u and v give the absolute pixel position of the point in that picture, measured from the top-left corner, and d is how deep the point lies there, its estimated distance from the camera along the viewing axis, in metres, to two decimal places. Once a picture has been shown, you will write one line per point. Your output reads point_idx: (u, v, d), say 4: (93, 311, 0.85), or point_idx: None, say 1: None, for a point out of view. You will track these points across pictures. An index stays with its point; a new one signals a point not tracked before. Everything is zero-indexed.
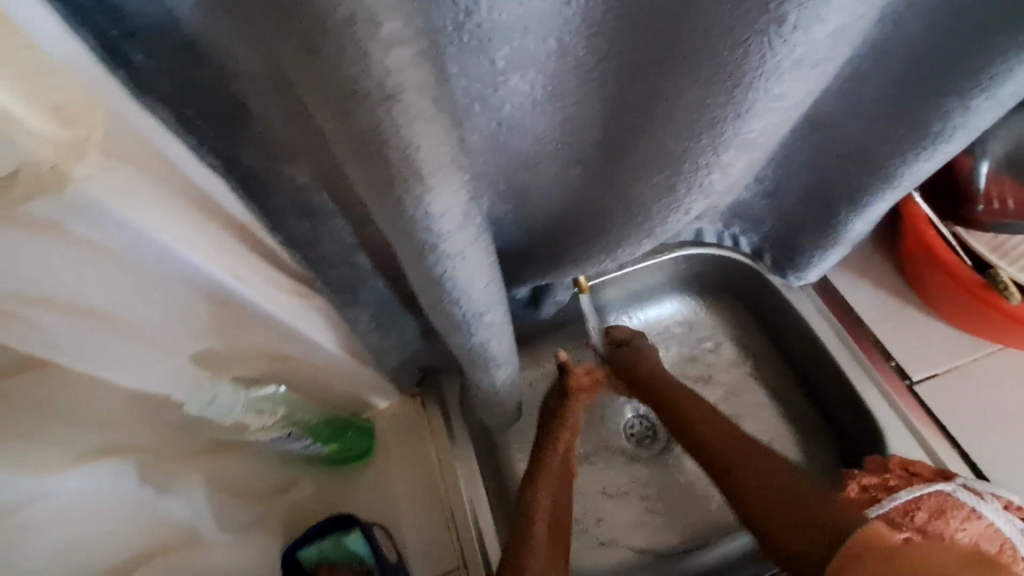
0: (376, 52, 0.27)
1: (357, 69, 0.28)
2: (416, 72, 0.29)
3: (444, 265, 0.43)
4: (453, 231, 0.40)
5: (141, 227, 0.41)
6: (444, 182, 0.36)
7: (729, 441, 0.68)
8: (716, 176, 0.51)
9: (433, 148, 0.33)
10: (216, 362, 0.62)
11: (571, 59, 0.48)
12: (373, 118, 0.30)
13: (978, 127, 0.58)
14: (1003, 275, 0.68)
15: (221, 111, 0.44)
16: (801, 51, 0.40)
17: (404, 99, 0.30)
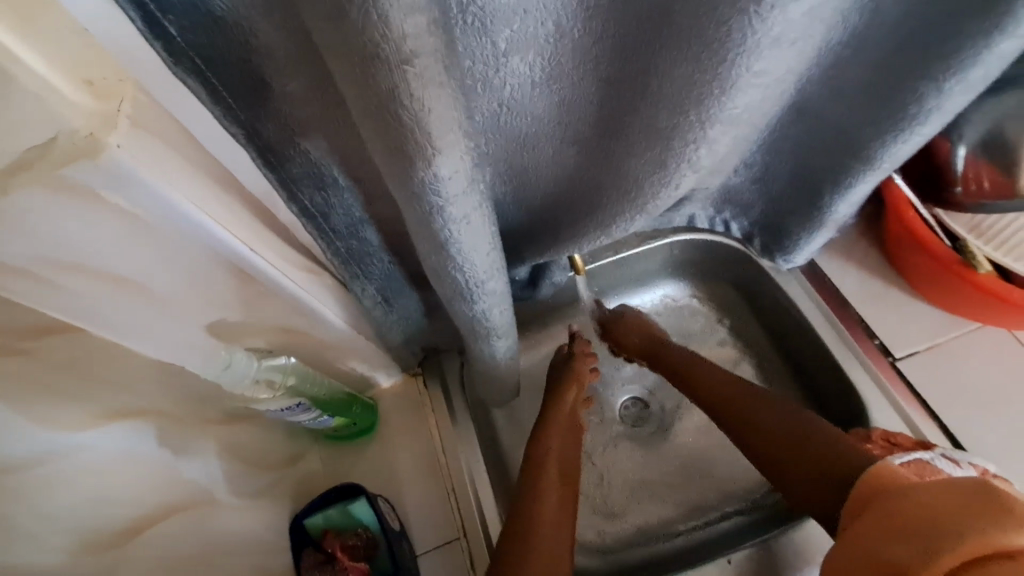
0: (394, 18, 0.30)
1: (377, 35, 0.31)
2: (429, 38, 0.32)
3: (449, 228, 0.46)
4: (459, 195, 0.43)
5: (170, 197, 0.45)
6: (450, 148, 0.39)
7: (728, 391, 0.73)
8: (704, 151, 0.54)
9: (444, 114, 0.36)
10: (225, 334, 0.64)
11: (569, 40, 0.51)
12: (389, 83, 0.33)
13: (952, 110, 0.61)
14: (977, 252, 0.73)
15: (243, 86, 0.47)
16: (778, 30, 0.43)
17: (418, 63, 0.33)
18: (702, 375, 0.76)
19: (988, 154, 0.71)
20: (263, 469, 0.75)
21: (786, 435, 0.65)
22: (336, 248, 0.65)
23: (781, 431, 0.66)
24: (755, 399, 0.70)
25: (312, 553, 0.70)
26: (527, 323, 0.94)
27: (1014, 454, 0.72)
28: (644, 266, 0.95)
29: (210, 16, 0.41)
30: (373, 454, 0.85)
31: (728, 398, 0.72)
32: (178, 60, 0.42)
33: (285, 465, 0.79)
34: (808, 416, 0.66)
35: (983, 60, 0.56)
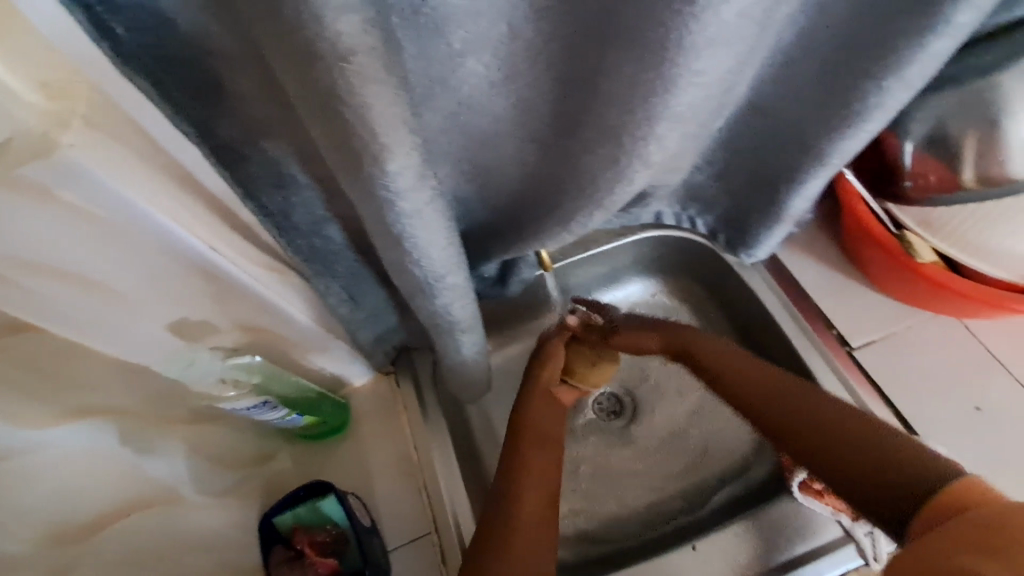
0: (327, 17, 0.31)
1: (311, 33, 0.32)
2: (366, 37, 0.34)
3: (402, 222, 0.47)
4: (410, 189, 0.44)
5: (129, 197, 0.45)
6: (397, 144, 0.40)
7: (761, 383, 0.70)
8: (654, 147, 0.56)
9: (386, 110, 0.38)
10: (188, 332, 0.64)
11: (522, 40, 0.52)
12: (328, 80, 0.35)
13: (894, 107, 0.64)
14: (911, 238, 0.76)
15: (197, 87, 0.48)
16: (713, 30, 0.45)
17: (356, 60, 0.34)
18: (727, 363, 0.74)
19: (933, 148, 0.71)
20: (232, 469, 0.76)
21: (829, 431, 0.61)
22: (299, 246, 0.65)
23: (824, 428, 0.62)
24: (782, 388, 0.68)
25: (281, 549, 0.71)
26: (499, 320, 0.96)
27: (966, 440, 0.74)
28: (614, 263, 0.97)
29: (159, 17, 0.42)
30: (345, 452, 0.86)
31: (761, 389, 0.70)
32: (128, 61, 0.42)
33: (255, 464, 0.80)
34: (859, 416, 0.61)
35: (921, 57, 0.58)
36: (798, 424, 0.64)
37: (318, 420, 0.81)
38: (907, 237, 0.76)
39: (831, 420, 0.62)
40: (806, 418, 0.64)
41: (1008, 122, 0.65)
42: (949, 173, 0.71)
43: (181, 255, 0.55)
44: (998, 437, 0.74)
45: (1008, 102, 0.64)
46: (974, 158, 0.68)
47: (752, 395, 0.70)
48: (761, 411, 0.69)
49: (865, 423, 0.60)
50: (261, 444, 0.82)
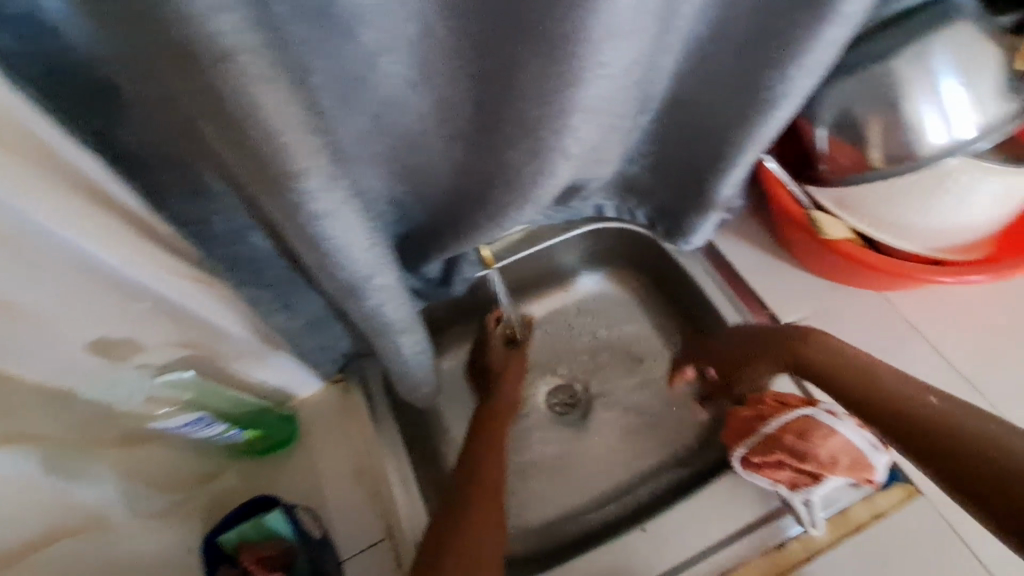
0: (200, 15, 0.32)
1: (185, 31, 0.32)
2: (247, 35, 0.34)
3: (316, 224, 0.46)
4: (320, 190, 0.44)
5: (24, 210, 0.45)
6: (297, 141, 0.40)
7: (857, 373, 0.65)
8: (569, 139, 0.58)
9: (281, 108, 0.38)
10: (113, 351, 0.62)
11: (436, 38, 0.53)
12: (212, 79, 0.35)
13: (800, 94, 0.67)
14: (816, 215, 0.79)
15: (92, 93, 0.46)
16: (609, 23, 0.47)
17: (238, 59, 0.34)
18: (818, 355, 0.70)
19: (842, 132, 0.75)
20: (172, 489, 0.73)
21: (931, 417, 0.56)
22: (222, 256, 0.64)
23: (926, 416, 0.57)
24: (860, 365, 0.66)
25: (227, 568, 0.69)
26: (449, 321, 0.97)
27: None
28: (561, 258, 0.99)
29: (41, 23, 0.40)
30: (293, 466, 0.83)
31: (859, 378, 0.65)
32: None
33: (199, 483, 0.77)
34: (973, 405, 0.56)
35: (816, 45, 0.61)
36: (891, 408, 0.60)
37: (262, 434, 0.79)
38: (814, 216, 0.79)
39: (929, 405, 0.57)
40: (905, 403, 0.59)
41: (906, 104, 0.70)
42: (858, 155, 0.75)
43: (93, 270, 0.53)
44: None
45: (903, 85, 0.69)
46: (880, 137, 0.72)
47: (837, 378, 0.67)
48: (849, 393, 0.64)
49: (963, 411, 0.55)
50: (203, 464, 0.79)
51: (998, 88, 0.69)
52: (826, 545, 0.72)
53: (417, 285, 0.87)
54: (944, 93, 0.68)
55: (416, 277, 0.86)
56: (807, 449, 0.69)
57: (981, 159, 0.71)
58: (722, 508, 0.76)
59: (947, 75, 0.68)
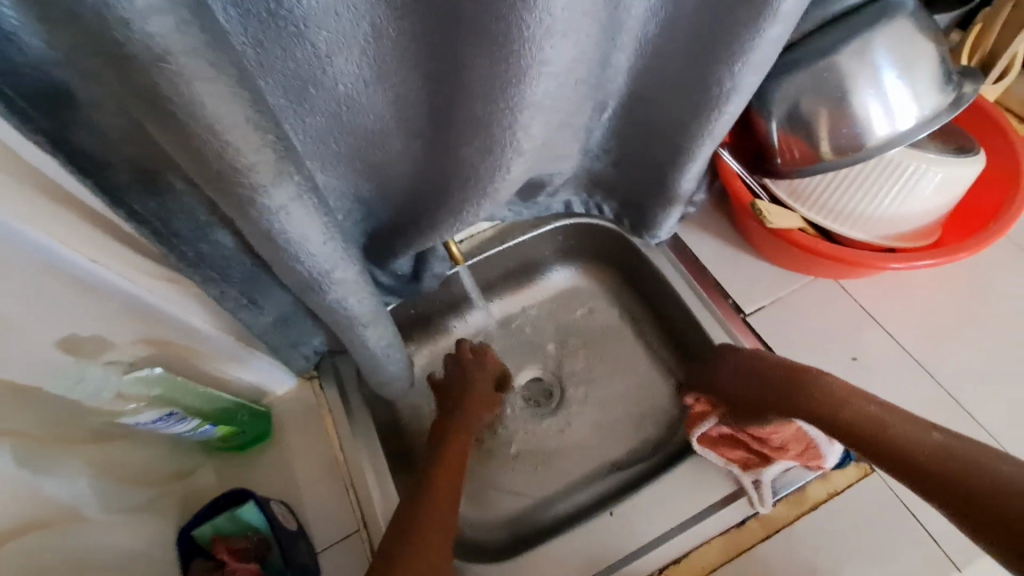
0: (134, 19, 0.34)
1: (119, 34, 0.34)
2: (183, 37, 0.36)
3: (269, 219, 0.48)
4: (269, 186, 0.46)
5: None
6: (242, 137, 0.42)
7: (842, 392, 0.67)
8: (521, 135, 0.60)
9: (222, 106, 0.40)
10: (81, 350, 0.63)
11: (387, 39, 0.55)
12: (150, 79, 0.37)
13: (748, 89, 0.70)
14: (759, 204, 0.83)
15: (46, 96, 0.47)
16: (548, 23, 0.49)
17: (177, 60, 0.36)
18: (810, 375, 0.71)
19: (793, 126, 0.78)
20: (145, 486, 0.74)
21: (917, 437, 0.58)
22: (184, 254, 0.65)
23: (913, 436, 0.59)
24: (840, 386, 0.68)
25: (202, 561, 0.69)
26: (422, 317, 0.98)
27: None
28: (531, 254, 1.02)
29: None
30: (269, 461, 0.85)
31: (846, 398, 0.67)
32: None
33: (172, 480, 0.78)
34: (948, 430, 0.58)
35: (757, 41, 0.64)
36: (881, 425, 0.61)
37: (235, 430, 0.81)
38: (757, 204, 0.83)
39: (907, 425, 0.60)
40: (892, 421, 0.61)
41: (853, 98, 0.72)
42: (810, 148, 0.78)
43: (56, 269, 0.54)
44: (873, 382, 0.81)
45: (848, 79, 0.72)
46: (828, 129, 0.75)
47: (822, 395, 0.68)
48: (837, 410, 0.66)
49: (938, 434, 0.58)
50: (178, 461, 0.81)
51: (933, 81, 0.73)
52: (786, 521, 0.74)
53: (387, 282, 0.89)
54: (886, 86, 0.72)
55: (386, 273, 0.88)
56: (761, 433, 0.73)
57: (922, 149, 0.76)
58: (688, 491, 0.78)
59: (887, 68, 0.72)
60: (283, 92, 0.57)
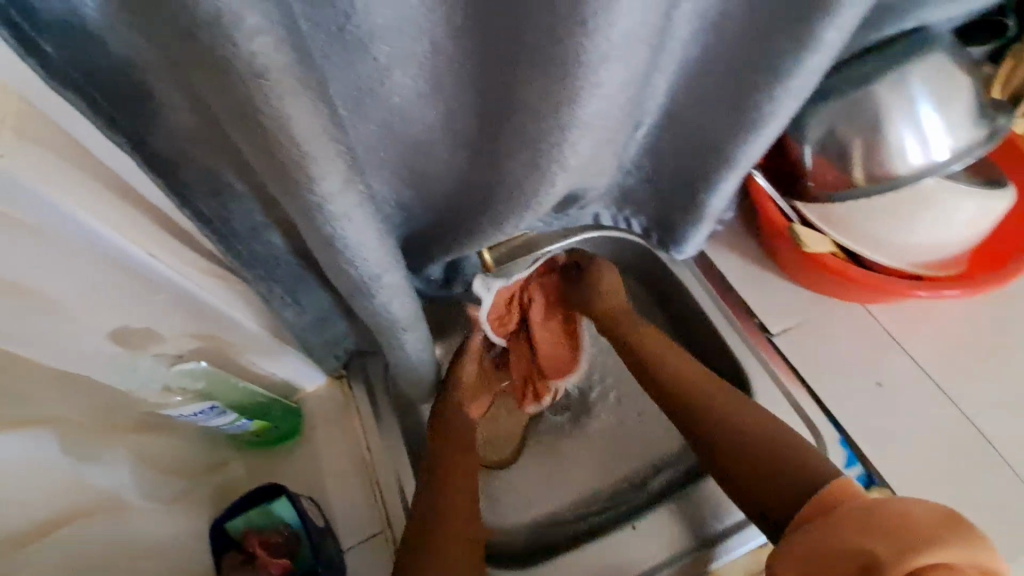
0: (241, 40, 0.36)
1: (226, 51, 0.37)
2: (280, 55, 0.39)
3: (331, 225, 0.51)
4: (336, 194, 0.48)
5: (69, 210, 0.49)
6: (318, 148, 0.45)
7: (694, 385, 0.79)
8: (568, 152, 0.62)
9: (306, 118, 0.42)
10: (132, 340, 0.65)
11: (444, 55, 0.58)
12: (248, 93, 0.39)
13: (786, 114, 0.71)
14: (798, 230, 0.83)
15: (127, 98, 0.50)
16: (606, 48, 0.51)
17: (272, 76, 0.39)
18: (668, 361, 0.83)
19: (826, 151, 0.79)
20: (181, 475, 0.76)
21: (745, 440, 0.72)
22: (239, 253, 0.68)
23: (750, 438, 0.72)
24: (690, 380, 0.80)
25: (234, 554, 0.72)
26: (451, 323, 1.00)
27: (868, 412, 0.84)
28: None
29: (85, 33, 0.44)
30: (298, 456, 0.87)
31: (696, 392, 0.79)
32: (56, 76, 0.44)
33: (206, 471, 0.80)
34: (788, 435, 0.71)
35: (798, 70, 0.66)
36: (725, 427, 0.74)
37: (268, 425, 0.83)
38: (797, 230, 0.83)
39: (741, 426, 0.74)
40: (730, 423, 0.74)
41: (888, 127, 0.74)
42: (842, 172, 0.79)
43: (117, 263, 0.57)
44: (896, 408, 0.83)
45: (882, 108, 0.74)
46: (863, 157, 0.77)
47: (685, 389, 0.80)
48: (689, 403, 0.79)
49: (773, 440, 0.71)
50: (211, 454, 0.82)
51: (968, 113, 0.74)
52: (764, 569, 0.79)
53: (419, 286, 0.91)
54: (923, 118, 0.74)
55: (419, 278, 0.91)
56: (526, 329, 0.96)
57: (953, 182, 0.78)
58: (699, 512, 0.81)
59: (923, 101, 0.73)
60: (345, 101, 0.58)
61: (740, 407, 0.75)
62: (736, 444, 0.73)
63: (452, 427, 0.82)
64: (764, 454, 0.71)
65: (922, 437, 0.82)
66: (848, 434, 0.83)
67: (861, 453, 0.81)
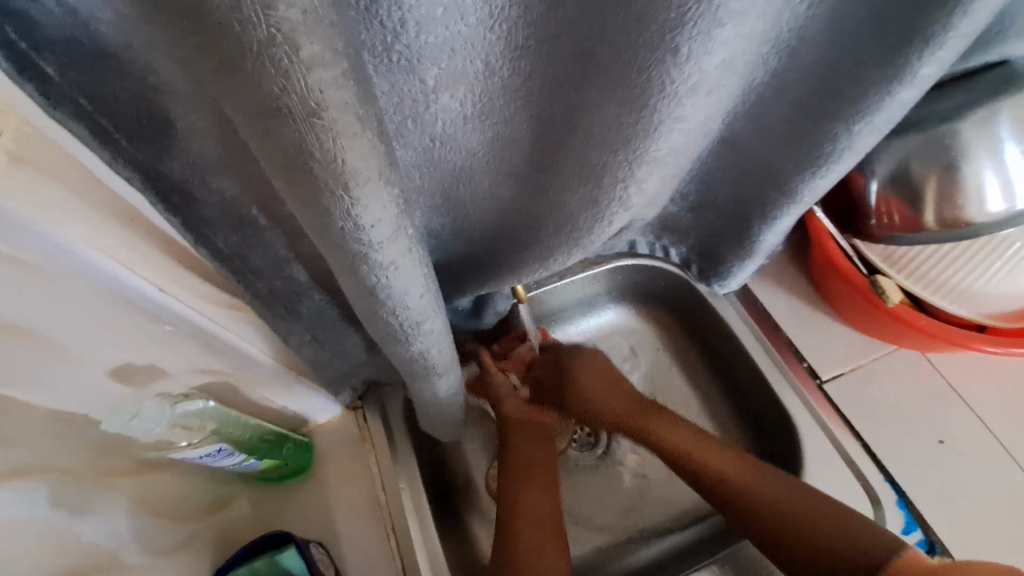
0: (298, 72, 0.31)
1: (278, 85, 0.32)
2: (337, 91, 0.34)
3: (376, 275, 0.47)
4: (385, 242, 0.44)
5: (70, 245, 0.42)
6: (372, 192, 0.40)
7: (715, 457, 0.72)
8: (633, 190, 0.56)
9: (361, 165, 0.38)
10: (134, 379, 0.58)
11: (497, 79, 0.51)
12: (297, 133, 0.34)
13: (861, 150, 0.65)
14: (883, 282, 0.78)
15: (144, 122, 0.43)
16: (695, 79, 0.45)
17: (329, 115, 0.34)
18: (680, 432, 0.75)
19: (896, 186, 0.73)
20: (182, 520, 0.69)
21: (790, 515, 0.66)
22: (259, 289, 0.62)
23: (791, 510, 0.66)
24: (708, 457, 0.72)
25: None
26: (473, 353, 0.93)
27: (927, 472, 0.77)
28: (589, 292, 0.96)
29: (99, 50, 0.38)
30: (310, 495, 0.81)
31: (720, 467, 0.71)
32: (58, 103, 0.38)
33: (209, 513, 0.73)
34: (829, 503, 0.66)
35: (887, 104, 0.59)
36: (762, 508, 0.67)
37: (278, 463, 0.77)
38: (878, 283, 0.78)
39: (776, 502, 0.67)
40: (765, 503, 0.67)
41: (966, 166, 0.68)
42: (912, 214, 0.72)
43: (125, 301, 0.50)
44: (959, 468, 0.78)
45: (963, 146, 0.67)
46: (936, 200, 0.70)
47: (707, 463, 0.72)
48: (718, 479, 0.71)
49: (812, 510, 0.65)
50: (216, 490, 0.76)
51: None
52: None
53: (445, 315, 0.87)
54: (1008, 160, 0.66)
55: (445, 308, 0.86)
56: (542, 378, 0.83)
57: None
58: None
59: (1009, 140, 0.66)
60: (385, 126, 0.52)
61: (759, 480, 0.69)
62: (786, 525, 0.66)
63: (522, 458, 0.77)
64: (819, 530, 0.64)
65: (989, 502, 0.75)
66: (907, 495, 0.76)
67: (921, 517, 0.75)
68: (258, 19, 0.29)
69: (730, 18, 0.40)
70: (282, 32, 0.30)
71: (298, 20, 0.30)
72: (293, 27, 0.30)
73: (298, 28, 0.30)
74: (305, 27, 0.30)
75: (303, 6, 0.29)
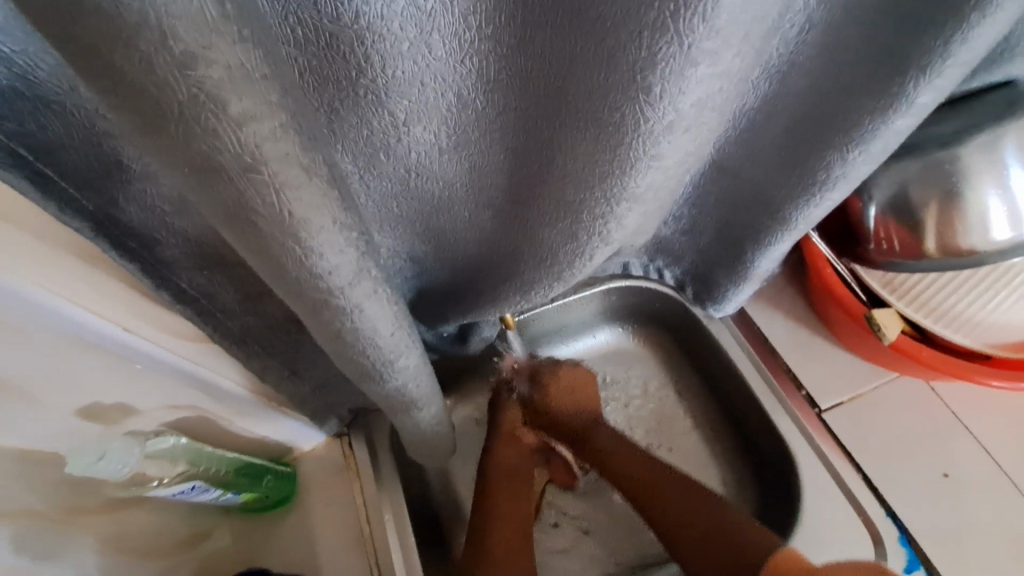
0: (227, 128, 0.31)
1: (208, 143, 0.31)
2: (275, 143, 0.33)
3: (342, 318, 0.46)
4: (347, 286, 0.44)
5: (31, 292, 0.41)
6: (328, 239, 0.40)
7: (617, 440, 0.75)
8: (613, 226, 0.54)
9: (311, 212, 0.38)
10: (103, 416, 0.57)
11: (472, 111, 0.49)
12: (236, 186, 0.34)
13: (858, 176, 0.62)
14: (878, 317, 0.74)
15: (97, 166, 0.42)
16: (671, 118, 0.43)
17: (269, 168, 0.34)
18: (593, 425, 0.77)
19: (896, 211, 0.69)
20: (154, 556, 0.67)
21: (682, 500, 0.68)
22: (229, 329, 0.61)
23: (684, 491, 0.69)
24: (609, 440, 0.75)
25: None
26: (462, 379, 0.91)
27: (931, 507, 0.74)
28: (580, 314, 0.93)
29: (41, 98, 0.36)
30: (292, 526, 0.79)
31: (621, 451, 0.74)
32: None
33: (188, 546, 0.72)
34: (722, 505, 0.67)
35: (882, 132, 0.56)
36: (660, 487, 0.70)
37: (257, 496, 0.75)
38: (875, 317, 0.74)
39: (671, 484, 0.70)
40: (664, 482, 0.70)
41: (969, 194, 0.64)
42: (912, 239, 0.69)
43: (89, 344, 0.48)
44: (966, 502, 0.74)
45: (965, 172, 0.64)
46: (937, 225, 0.67)
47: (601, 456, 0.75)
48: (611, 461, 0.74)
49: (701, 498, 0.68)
50: (194, 524, 0.74)
51: None
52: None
53: (430, 339, 0.85)
54: (1013, 185, 0.63)
55: (430, 331, 0.84)
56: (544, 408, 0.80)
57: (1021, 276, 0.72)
58: None
59: (1014, 164, 0.63)
60: (352, 157, 0.51)
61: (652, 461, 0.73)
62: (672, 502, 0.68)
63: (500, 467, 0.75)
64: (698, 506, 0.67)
65: (995, 537, 0.72)
66: (909, 531, 0.73)
67: (924, 555, 0.71)
68: (178, 80, 0.28)
69: (703, 58, 0.38)
70: (205, 92, 0.29)
71: (222, 77, 0.29)
72: (218, 84, 0.29)
73: (223, 84, 0.30)
74: (232, 83, 0.30)
75: (225, 62, 0.29)
